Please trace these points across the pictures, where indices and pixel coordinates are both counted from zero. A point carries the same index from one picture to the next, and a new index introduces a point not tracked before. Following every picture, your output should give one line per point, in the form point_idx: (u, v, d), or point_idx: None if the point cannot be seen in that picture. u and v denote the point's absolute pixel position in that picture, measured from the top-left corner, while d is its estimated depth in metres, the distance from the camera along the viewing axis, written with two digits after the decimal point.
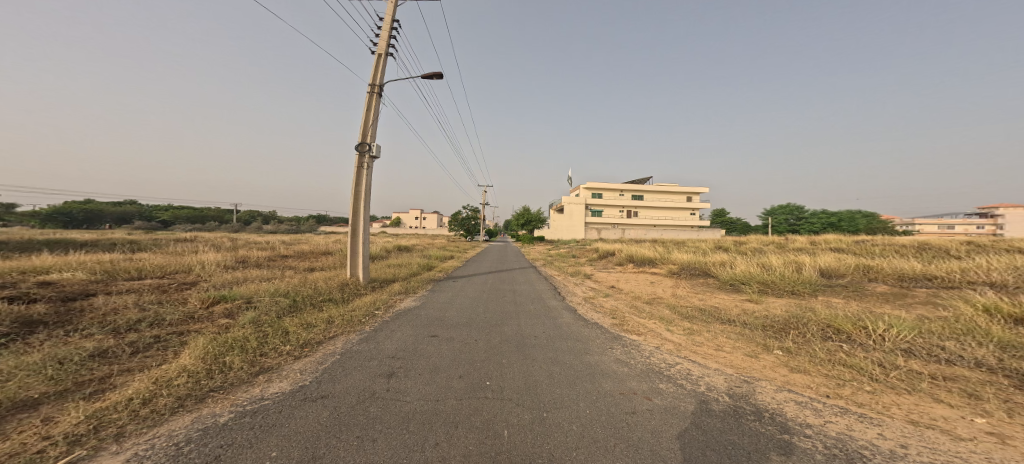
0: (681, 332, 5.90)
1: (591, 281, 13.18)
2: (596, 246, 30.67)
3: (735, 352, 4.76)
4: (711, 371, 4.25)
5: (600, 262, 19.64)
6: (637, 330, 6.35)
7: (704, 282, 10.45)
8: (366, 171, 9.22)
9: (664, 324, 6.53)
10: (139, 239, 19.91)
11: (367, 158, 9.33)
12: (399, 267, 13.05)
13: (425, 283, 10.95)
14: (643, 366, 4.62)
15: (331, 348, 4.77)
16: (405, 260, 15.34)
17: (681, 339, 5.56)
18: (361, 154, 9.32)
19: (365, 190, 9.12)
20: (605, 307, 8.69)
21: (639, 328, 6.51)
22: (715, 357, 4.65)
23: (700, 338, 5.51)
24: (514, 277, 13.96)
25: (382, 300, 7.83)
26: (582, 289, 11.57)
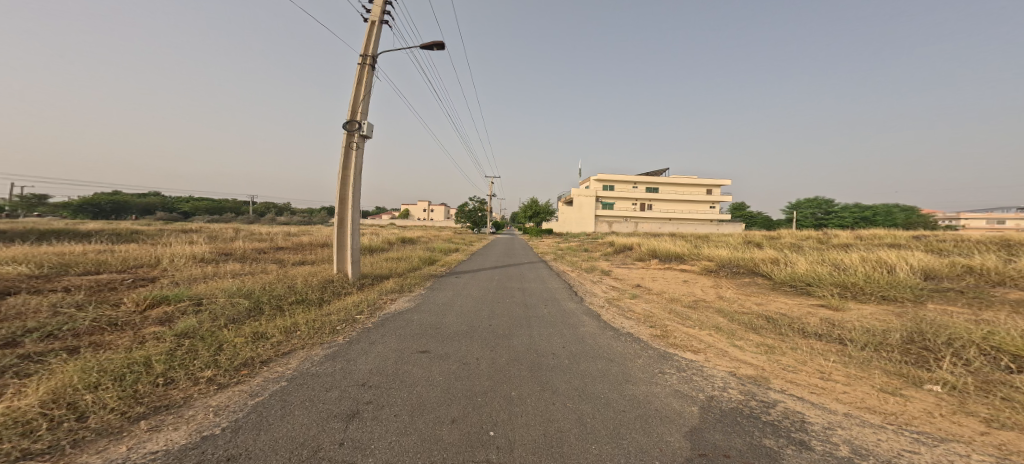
0: (755, 350, 4.38)
1: (612, 279, 11.66)
2: (612, 239, 28.91)
3: (859, 384, 3.25)
4: (840, 418, 2.77)
5: (618, 257, 18.00)
6: (688, 344, 4.89)
7: (752, 282, 8.77)
8: (356, 152, 7.98)
9: (725, 337, 5.01)
10: (141, 229, 19.52)
11: (357, 137, 8.08)
12: (399, 261, 11.84)
13: (424, 279, 9.69)
14: (722, 404, 3.16)
15: (277, 372, 3.49)
16: (407, 254, 14.15)
17: (761, 360, 4.07)
18: (350, 133, 8.07)
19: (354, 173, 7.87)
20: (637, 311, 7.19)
21: (691, 342, 5.01)
22: (832, 393, 3.16)
23: (788, 360, 3.99)
24: (525, 273, 12.53)
25: (369, 300, 6.59)
26: (604, 288, 10.09)
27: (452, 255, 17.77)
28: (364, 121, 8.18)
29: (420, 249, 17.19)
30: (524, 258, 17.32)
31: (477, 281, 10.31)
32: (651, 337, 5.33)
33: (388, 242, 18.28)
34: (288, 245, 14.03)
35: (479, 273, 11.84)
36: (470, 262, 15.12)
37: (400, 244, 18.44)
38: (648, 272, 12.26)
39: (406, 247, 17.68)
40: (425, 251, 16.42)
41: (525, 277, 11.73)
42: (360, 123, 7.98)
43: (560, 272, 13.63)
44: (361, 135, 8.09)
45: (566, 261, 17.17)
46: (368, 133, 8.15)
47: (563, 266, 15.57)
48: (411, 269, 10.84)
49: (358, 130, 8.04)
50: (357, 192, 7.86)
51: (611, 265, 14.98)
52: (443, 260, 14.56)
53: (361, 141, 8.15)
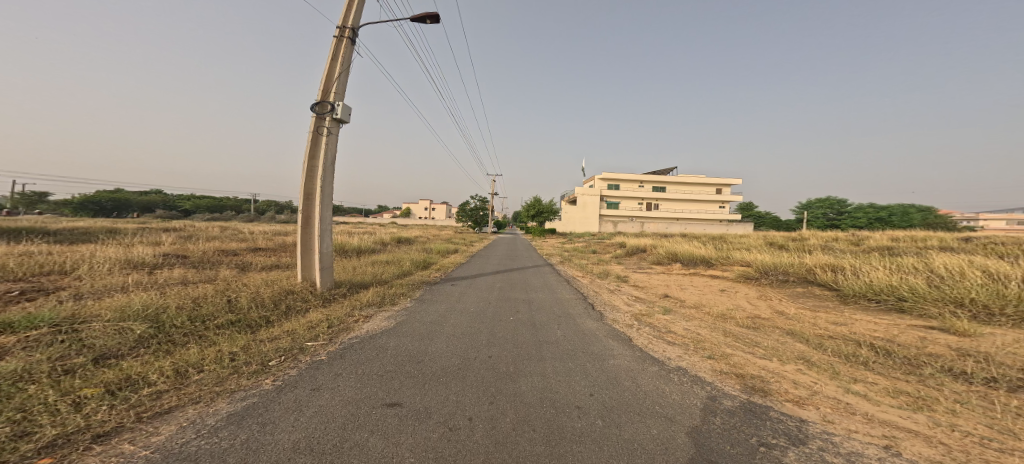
0: (896, 401, 2.85)
1: (631, 286, 10.07)
2: (619, 240, 27.28)
3: None
4: None
5: (632, 259, 16.41)
6: (780, 389, 3.33)
7: (810, 293, 7.20)
8: (326, 138, 6.46)
9: (830, 374, 3.45)
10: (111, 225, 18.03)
11: (330, 121, 6.59)
12: (386, 264, 10.32)
13: (412, 287, 8.18)
14: None
15: (124, 452, 2.05)
16: (398, 256, 12.62)
17: (925, 425, 2.53)
18: (320, 117, 6.55)
19: (324, 162, 6.39)
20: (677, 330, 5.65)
21: (779, 381, 3.47)
22: None
23: (970, 425, 2.47)
24: (530, 280, 11.03)
25: (333, 320, 5.10)
26: (626, 297, 8.50)
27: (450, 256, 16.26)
28: (338, 102, 6.67)
29: (414, 251, 15.68)
30: (528, 261, 15.73)
31: (476, 291, 8.84)
32: (717, 376, 3.79)
33: (380, 242, 16.76)
34: (265, 246, 12.55)
35: (477, 280, 10.36)
36: (469, 265, 13.60)
37: (393, 244, 16.92)
38: (671, 278, 10.67)
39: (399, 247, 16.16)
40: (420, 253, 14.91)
41: (530, 284, 10.23)
42: (332, 103, 6.46)
43: (570, 277, 12.06)
44: (333, 119, 6.58)
45: (575, 264, 15.61)
46: (342, 117, 6.64)
47: (572, 270, 14.01)
48: (399, 274, 9.31)
49: (329, 112, 6.52)
50: (326, 185, 6.35)
51: (626, 269, 13.36)
52: (438, 263, 13.05)
53: (334, 126, 6.63)
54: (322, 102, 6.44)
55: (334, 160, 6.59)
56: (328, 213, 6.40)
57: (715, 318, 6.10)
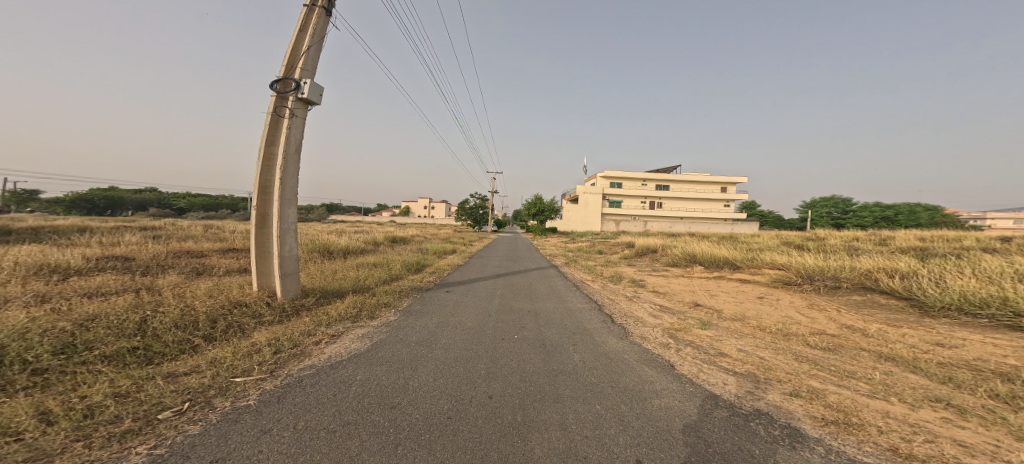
0: None
1: (651, 291, 8.86)
2: (624, 240, 26.06)
3: None
4: None
5: (643, 260, 15.19)
6: (946, 456, 2.12)
7: (875, 301, 6.01)
8: (289, 121, 5.28)
9: (1007, 430, 2.31)
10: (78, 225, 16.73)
11: (295, 102, 5.41)
12: (372, 267, 9.09)
13: (399, 295, 6.95)
14: None
15: None
16: (389, 258, 11.38)
17: None
18: (281, 97, 5.37)
19: (287, 148, 5.20)
20: (729, 350, 4.47)
21: (935, 439, 2.30)
22: None
23: None
24: (535, 285, 9.82)
25: (285, 342, 3.90)
26: (650, 304, 7.29)
27: (447, 257, 15.03)
28: (304, 79, 5.50)
29: (408, 251, 14.43)
30: (531, 263, 14.48)
31: (474, 299, 7.64)
32: (824, 427, 2.62)
33: (371, 242, 15.52)
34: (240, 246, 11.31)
35: (476, 286, 9.15)
36: (468, 268, 12.37)
37: (385, 243, 15.66)
38: (695, 283, 9.45)
39: (392, 248, 14.92)
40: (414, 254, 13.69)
41: (536, 290, 9.03)
42: (297, 80, 5.30)
43: (580, 280, 10.83)
44: (299, 99, 5.40)
45: (583, 266, 14.40)
46: (310, 98, 5.48)
47: (580, 272, 12.79)
48: (385, 278, 8.08)
49: (293, 91, 5.35)
50: (288, 176, 5.16)
51: (640, 271, 12.13)
52: (433, 265, 11.84)
53: (299, 107, 5.46)
54: (283, 79, 5.27)
55: (299, 147, 5.41)
56: (291, 210, 5.21)
57: (772, 334, 4.92)
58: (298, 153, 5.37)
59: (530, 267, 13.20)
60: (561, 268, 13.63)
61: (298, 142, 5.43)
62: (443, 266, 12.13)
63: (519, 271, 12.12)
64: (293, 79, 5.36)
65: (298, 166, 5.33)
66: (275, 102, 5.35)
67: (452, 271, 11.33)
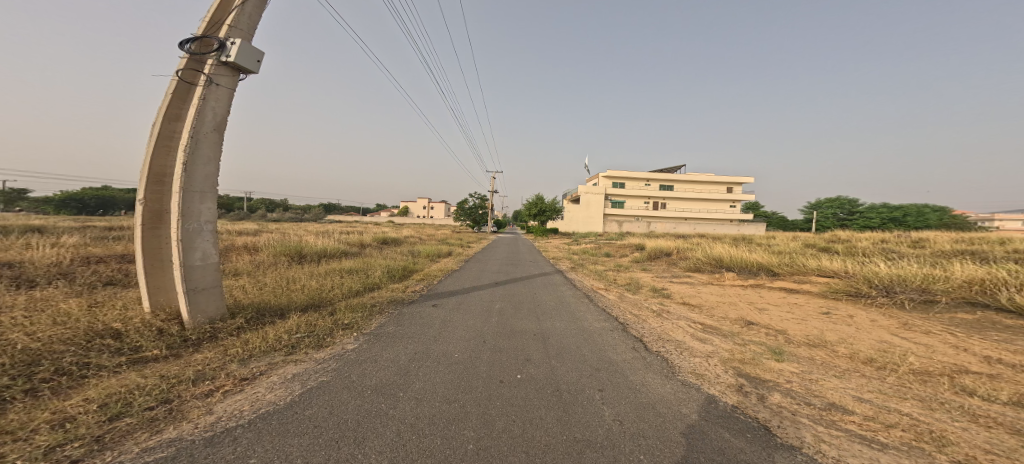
0: None
1: (682, 302, 7.32)
2: (630, 242, 24.54)
3: None
4: None
5: (656, 263, 13.68)
6: None
7: (992, 320, 4.54)
8: (205, 91, 3.79)
9: None
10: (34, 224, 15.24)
11: (217, 68, 3.97)
12: (344, 274, 7.52)
13: (369, 313, 5.43)
14: None
15: None
16: (370, 262, 9.80)
17: None
18: (199, 61, 3.96)
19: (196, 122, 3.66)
20: (839, 395, 2.99)
21: None
22: None
23: None
24: (541, 297, 8.28)
25: (140, 398, 2.40)
26: (688, 321, 5.76)
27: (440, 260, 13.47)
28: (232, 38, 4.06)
29: (396, 254, 12.86)
30: (533, 267, 12.98)
31: (467, 317, 6.13)
32: None
33: (356, 243, 13.92)
34: None
35: (472, 299, 7.63)
36: (463, 274, 10.83)
37: (371, 245, 14.09)
38: (730, 292, 7.92)
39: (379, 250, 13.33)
40: (403, 258, 12.14)
41: (542, 304, 7.49)
42: (220, 38, 3.88)
43: (592, 289, 9.29)
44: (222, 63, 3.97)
45: (591, 270, 12.85)
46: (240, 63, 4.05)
47: (590, 279, 11.24)
48: (357, 289, 6.53)
49: (215, 53, 3.92)
50: (197, 159, 3.62)
51: (658, 277, 10.58)
52: (423, 271, 10.31)
53: (224, 73, 4.01)
54: (200, 36, 3.85)
55: (220, 125, 3.93)
56: (205, 205, 3.73)
57: (883, 366, 3.46)
58: (218, 132, 3.88)
59: (534, 273, 11.65)
60: (567, 274, 12.09)
61: (222, 119, 3.96)
62: (434, 271, 10.58)
63: (522, 278, 10.57)
64: (215, 37, 3.95)
65: (217, 149, 3.84)
66: (189, 63, 3.90)
67: (444, 278, 9.80)
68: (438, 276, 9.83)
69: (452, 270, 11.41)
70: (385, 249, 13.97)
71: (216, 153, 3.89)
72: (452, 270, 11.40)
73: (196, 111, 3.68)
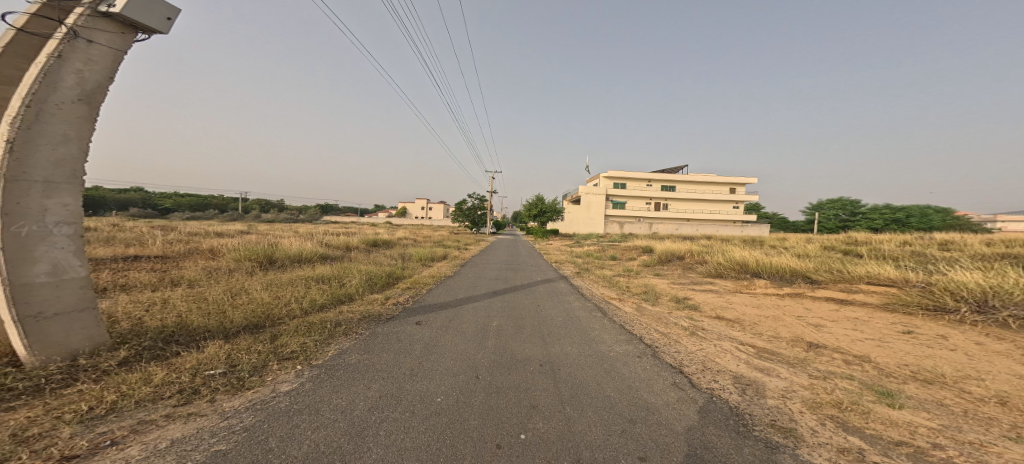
0: None
1: (714, 314, 6.17)
2: (636, 244, 23.38)
3: None
4: None
5: (670, 267, 12.52)
6: None
7: None
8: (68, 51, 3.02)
9: None
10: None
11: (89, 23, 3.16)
12: (312, 283, 6.31)
13: (329, 337, 4.23)
14: None
15: None
16: (349, 267, 8.59)
17: None
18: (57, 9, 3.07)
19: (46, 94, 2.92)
20: None
21: None
22: None
23: None
24: (548, 311, 7.09)
25: None
26: (733, 342, 4.62)
27: (432, 265, 12.24)
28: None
29: (383, 258, 11.61)
30: (535, 273, 11.81)
31: (457, 341, 4.93)
32: None
33: (340, 246, 12.63)
34: (152, 250, 8.54)
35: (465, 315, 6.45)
36: (459, 281, 9.60)
37: (356, 247, 12.82)
38: (766, 303, 6.78)
39: (364, 253, 12.07)
40: (390, 262, 10.91)
41: (549, 322, 6.29)
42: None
43: (603, 299, 8.12)
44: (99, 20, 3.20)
45: (598, 276, 11.67)
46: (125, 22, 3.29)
47: (598, 286, 10.06)
48: (322, 304, 5.33)
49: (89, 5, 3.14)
50: (39, 140, 2.89)
51: (676, 284, 9.40)
52: (411, 278, 9.09)
53: (101, 33, 3.23)
54: None
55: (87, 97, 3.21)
56: (54, 199, 3.00)
57: None
58: (83, 108, 3.16)
59: (538, 281, 10.42)
60: (573, 280, 10.90)
61: (93, 89, 3.24)
62: (423, 278, 9.38)
63: (525, 288, 9.34)
64: None
65: (78, 126, 3.14)
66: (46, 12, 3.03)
67: (436, 287, 8.58)
68: (428, 285, 8.61)
69: (447, 277, 10.19)
70: (371, 251, 12.70)
71: (79, 133, 3.19)
72: (445, 276, 10.17)
73: (47, 78, 2.91)
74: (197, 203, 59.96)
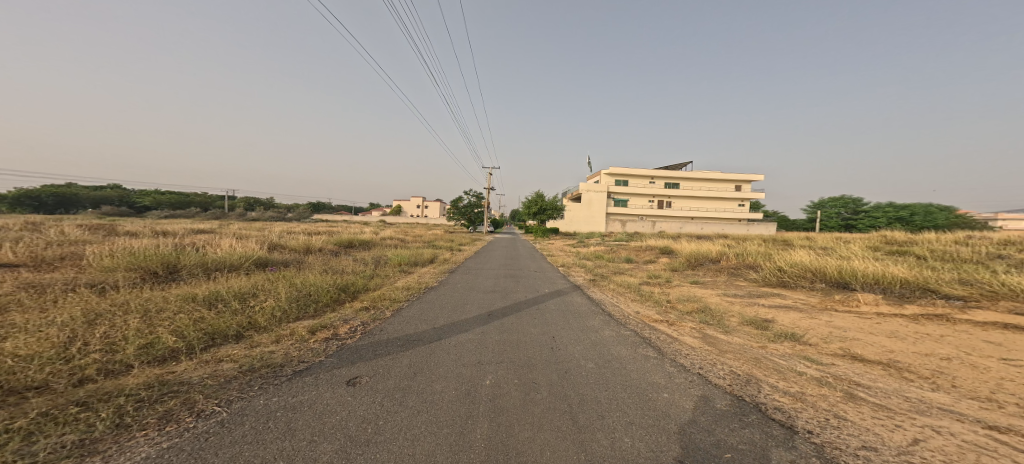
0: None
1: (841, 351, 3.81)
2: (648, 244, 21.10)
3: None
4: None
5: (704, 272, 10.20)
6: None
7: None
8: None
9: None
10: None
11: None
12: (192, 306, 3.88)
13: (89, 454, 1.81)
14: None
15: None
16: (286, 277, 6.14)
17: None
18: None
19: None
20: None
21: None
22: None
23: None
24: (569, 351, 4.72)
25: None
26: (972, 426, 2.26)
27: (411, 271, 9.77)
28: None
29: (348, 262, 9.13)
30: (540, 282, 9.44)
31: (415, 437, 2.57)
32: None
33: (297, 248, 10.11)
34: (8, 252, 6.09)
35: (443, 364, 4.07)
36: (446, 296, 7.20)
37: (318, 249, 10.34)
38: (902, 329, 4.44)
39: (327, 256, 9.60)
40: (356, 268, 8.46)
41: (575, 377, 3.92)
42: None
43: (642, 322, 5.73)
44: None
45: (619, 285, 9.30)
46: None
47: (625, 300, 7.68)
48: (167, 354, 2.91)
49: None
50: None
51: (731, 297, 7.05)
52: (376, 292, 6.64)
53: None
54: None
55: None
56: None
57: None
58: None
59: (549, 295, 8.01)
60: (590, 293, 8.50)
61: None
62: (393, 292, 6.93)
63: (533, 305, 6.94)
64: None
65: None
66: None
67: (411, 305, 6.17)
68: (397, 302, 6.17)
69: (430, 288, 7.77)
70: (337, 254, 10.23)
71: None
72: (425, 288, 7.71)
73: None
74: (178, 201, 56.78)
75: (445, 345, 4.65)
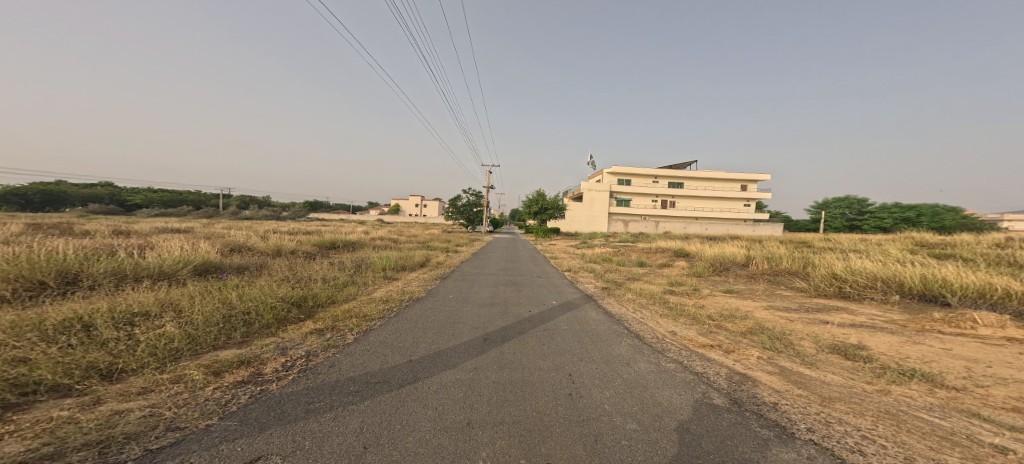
0: None
1: (1023, 406, 2.52)
2: (656, 245, 19.77)
3: None
4: None
5: (734, 278, 8.89)
6: None
7: None
8: None
9: None
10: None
11: None
12: (17, 343, 2.55)
13: None
14: None
15: None
16: (223, 288, 4.78)
17: None
18: None
19: None
20: None
21: None
22: None
23: None
24: (595, 398, 3.36)
25: None
26: None
27: (395, 277, 8.40)
28: None
29: (320, 268, 7.74)
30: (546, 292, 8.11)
31: None
32: None
33: (264, 250, 8.72)
34: None
35: (416, 429, 2.70)
36: (432, 312, 5.82)
37: (288, 252, 8.95)
38: None
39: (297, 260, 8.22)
40: (326, 275, 7.07)
41: (620, 451, 2.53)
42: None
43: (687, 349, 4.38)
44: None
45: (639, 293, 7.94)
46: None
47: (652, 312, 6.34)
48: None
49: None
50: None
51: (784, 310, 5.75)
52: (342, 307, 5.28)
53: None
54: None
55: None
56: None
57: None
58: None
59: (557, 309, 6.64)
60: (607, 304, 7.14)
61: None
62: (365, 306, 5.56)
63: (539, 325, 5.57)
64: None
65: None
66: None
67: (384, 327, 4.78)
68: (365, 321, 4.81)
69: (413, 300, 6.40)
70: (310, 258, 8.84)
71: None
72: (408, 300, 6.35)
73: None
74: (170, 198, 55.30)
75: (421, 393, 3.29)
